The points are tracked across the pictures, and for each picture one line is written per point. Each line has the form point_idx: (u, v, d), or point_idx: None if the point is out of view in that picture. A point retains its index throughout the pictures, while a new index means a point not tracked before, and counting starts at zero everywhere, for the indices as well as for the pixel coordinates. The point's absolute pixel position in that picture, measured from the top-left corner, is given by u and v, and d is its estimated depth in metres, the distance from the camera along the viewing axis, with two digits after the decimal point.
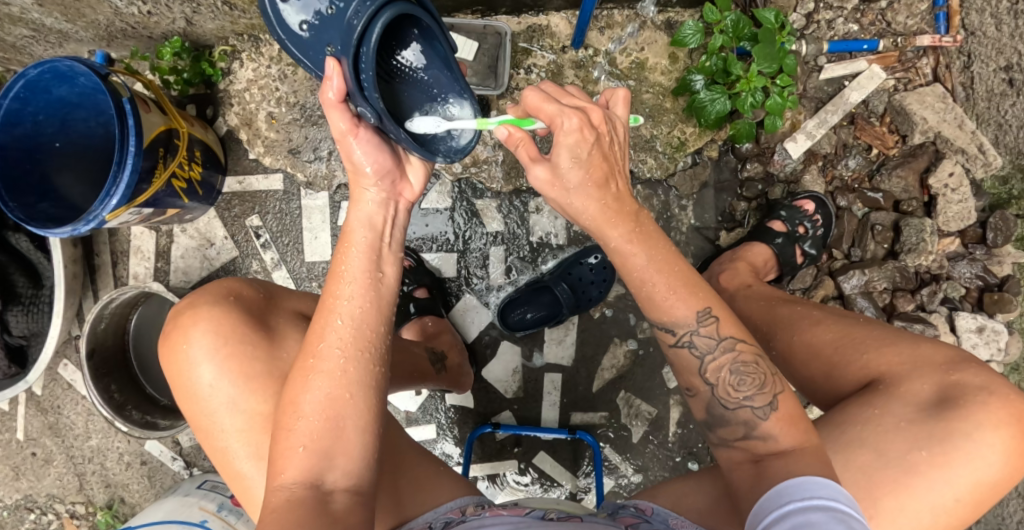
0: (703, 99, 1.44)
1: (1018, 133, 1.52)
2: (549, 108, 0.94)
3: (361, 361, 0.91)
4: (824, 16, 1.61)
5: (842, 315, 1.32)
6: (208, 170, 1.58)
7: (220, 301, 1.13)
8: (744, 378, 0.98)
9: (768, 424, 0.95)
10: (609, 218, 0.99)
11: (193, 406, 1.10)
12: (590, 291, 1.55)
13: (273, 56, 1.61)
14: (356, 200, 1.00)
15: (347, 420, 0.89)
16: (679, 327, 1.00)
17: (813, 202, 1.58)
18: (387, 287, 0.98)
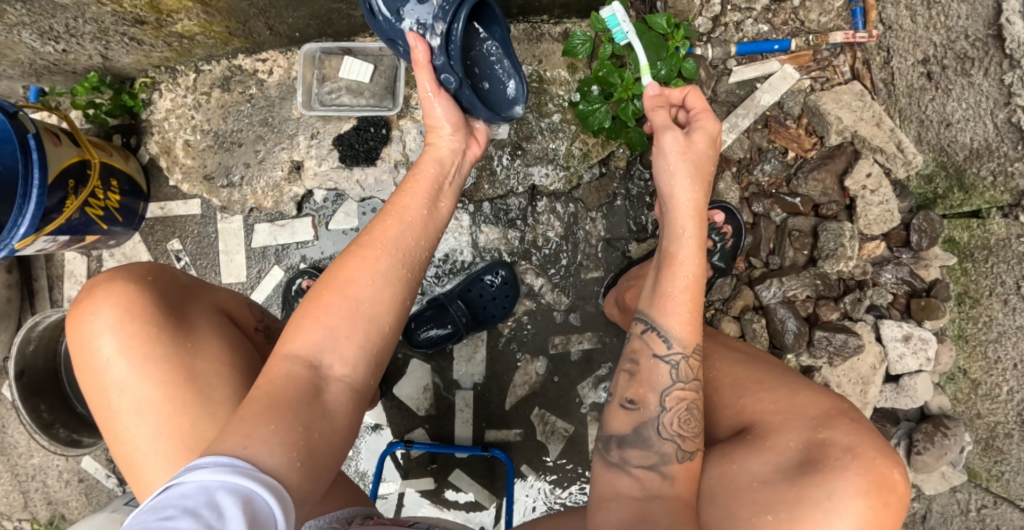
0: (583, 109, 1.47)
1: (939, 128, 1.43)
2: (677, 92, 1.24)
3: (398, 262, 1.05)
4: (731, 18, 1.56)
5: (736, 349, 1.27)
6: (127, 197, 1.65)
7: (136, 280, 1.05)
8: (690, 419, 1.06)
9: (674, 466, 1.04)
10: (696, 211, 1.16)
11: (90, 379, 1.02)
12: (493, 308, 1.55)
13: (188, 86, 1.66)
14: (433, 143, 1.23)
15: (376, 312, 1.01)
16: (676, 346, 1.10)
17: (723, 212, 1.53)
18: (439, 214, 1.17)
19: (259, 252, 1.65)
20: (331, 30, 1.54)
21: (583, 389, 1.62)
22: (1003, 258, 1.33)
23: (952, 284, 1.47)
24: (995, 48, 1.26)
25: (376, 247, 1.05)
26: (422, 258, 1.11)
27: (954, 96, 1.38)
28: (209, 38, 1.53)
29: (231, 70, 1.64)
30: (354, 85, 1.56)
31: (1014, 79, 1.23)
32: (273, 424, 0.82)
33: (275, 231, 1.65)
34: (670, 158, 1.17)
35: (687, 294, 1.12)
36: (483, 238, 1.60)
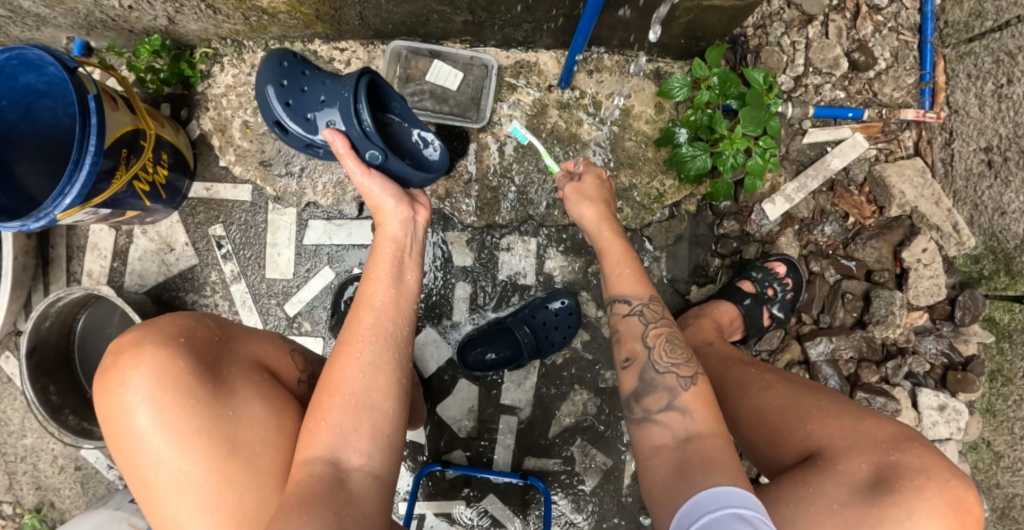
0: (683, 154, 1.43)
1: (993, 215, 1.52)
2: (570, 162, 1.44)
3: (382, 347, 1.07)
4: (811, 80, 1.60)
5: (792, 379, 1.23)
6: (174, 174, 1.53)
7: (166, 342, 0.93)
8: (675, 348, 1.15)
9: (686, 398, 1.08)
10: (600, 218, 1.31)
11: (127, 454, 0.91)
12: (553, 337, 1.52)
13: (255, 64, 1.57)
14: (383, 222, 1.23)
15: (374, 401, 1.01)
16: (635, 299, 1.21)
17: (785, 264, 1.56)
18: (409, 287, 1.18)
19: (310, 249, 1.57)
20: (422, 30, 1.47)
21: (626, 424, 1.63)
22: None
23: (985, 361, 1.56)
24: None
25: (355, 338, 1.06)
26: (404, 335, 1.12)
27: (1013, 188, 1.47)
28: (292, 18, 1.45)
29: (304, 54, 1.56)
30: (437, 91, 1.51)
31: None
32: (305, 514, 0.84)
33: (330, 231, 1.57)
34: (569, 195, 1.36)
35: (624, 265, 1.26)
36: (548, 265, 1.58)
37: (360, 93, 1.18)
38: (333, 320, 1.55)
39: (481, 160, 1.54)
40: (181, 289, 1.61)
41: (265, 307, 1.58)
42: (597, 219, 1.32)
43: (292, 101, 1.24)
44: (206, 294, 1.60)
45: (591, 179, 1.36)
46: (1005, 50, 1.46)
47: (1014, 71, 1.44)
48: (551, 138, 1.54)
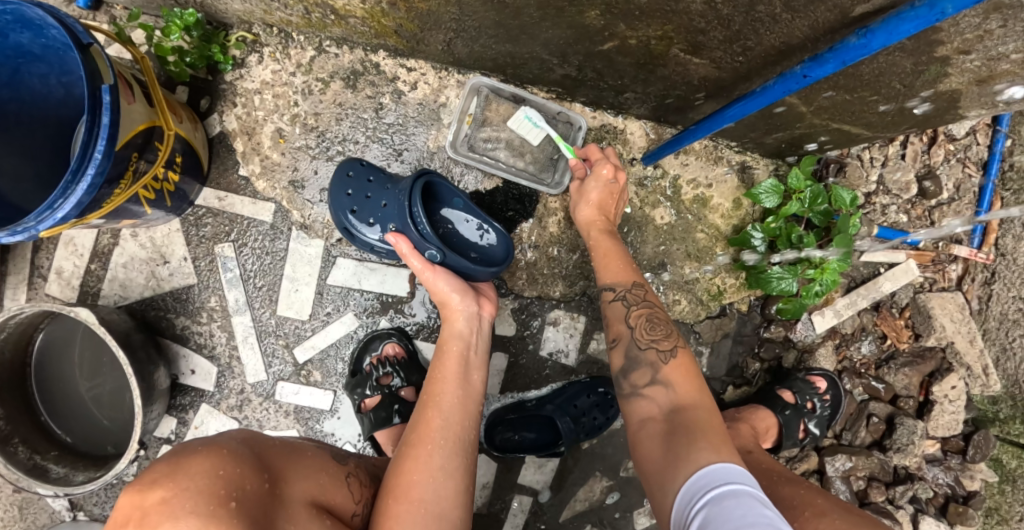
0: (772, 273, 1.38)
1: (1020, 363, 1.56)
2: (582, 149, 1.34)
3: (451, 452, 1.04)
4: (881, 200, 1.60)
5: (850, 511, 1.16)
6: (185, 178, 1.26)
7: (210, 516, 0.70)
8: (654, 326, 1.19)
9: (668, 370, 1.13)
10: (593, 218, 1.30)
11: None
12: (591, 427, 1.41)
13: (301, 63, 1.30)
14: (448, 320, 1.19)
15: (442, 510, 0.97)
16: (618, 285, 1.24)
17: (826, 380, 1.55)
18: (475, 387, 1.15)
19: (336, 291, 1.37)
20: (513, 71, 1.29)
21: (639, 515, 1.56)
22: None
23: (984, 497, 1.60)
24: None
25: (426, 442, 1.03)
26: (470, 438, 1.08)
27: None
28: (363, 25, 1.19)
29: (364, 64, 1.31)
30: (515, 142, 1.33)
31: None
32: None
33: (361, 274, 1.37)
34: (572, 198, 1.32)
35: (619, 254, 1.27)
36: (592, 346, 1.47)
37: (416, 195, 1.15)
38: (350, 380, 1.35)
39: (545, 226, 1.40)
40: (171, 309, 1.37)
41: (269, 347, 1.37)
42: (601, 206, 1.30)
43: (359, 209, 1.25)
44: (200, 320, 1.37)
45: (597, 186, 1.28)
46: None
47: None
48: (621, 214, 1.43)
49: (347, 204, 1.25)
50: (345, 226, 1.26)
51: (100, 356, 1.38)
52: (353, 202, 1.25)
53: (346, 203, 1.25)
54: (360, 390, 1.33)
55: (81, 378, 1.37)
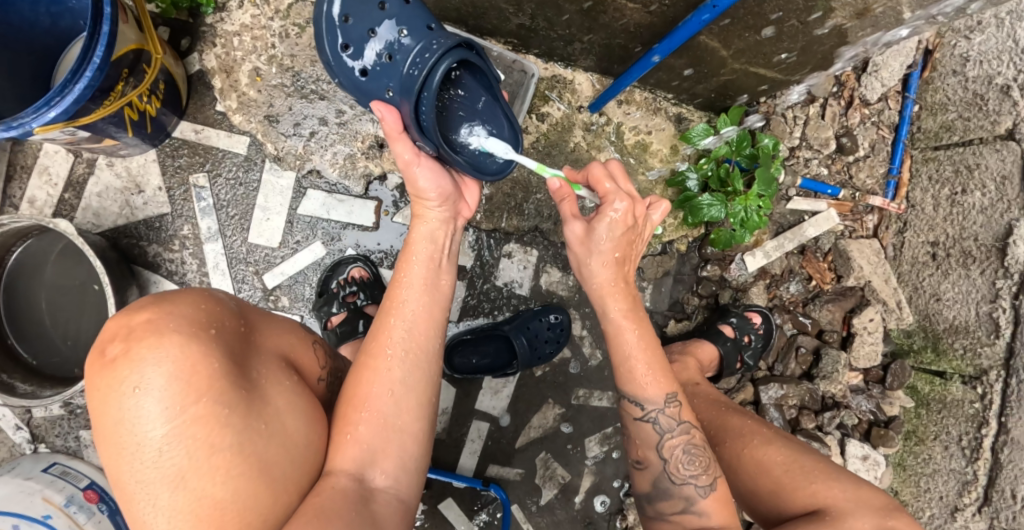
0: (702, 201, 1.50)
1: (929, 299, 1.73)
2: (606, 185, 1.17)
3: (412, 361, 1.07)
4: (803, 154, 1.78)
5: (791, 438, 1.31)
6: (165, 108, 1.36)
7: (194, 334, 0.79)
8: (692, 459, 1.20)
9: (704, 502, 1.18)
10: (614, 291, 1.24)
11: (120, 463, 0.76)
12: (544, 349, 1.52)
13: (279, 9, 1.42)
14: (420, 215, 1.18)
15: (401, 420, 1.02)
16: (648, 404, 1.23)
17: (760, 316, 1.68)
18: (443, 292, 1.17)
19: (305, 221, 1.47)
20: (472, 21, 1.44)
21: (589, 442, 1.67)
22: (955, 414, 1.65)
23: (904, 422, 1.77)
24: (995, 257, 1.59)
25: (387, 350, 1.06)
26: (434, 349, 1.11)
27: (950, 279, 1.68)
28: None
29: None
30: None
31: (1005, 286, 1.56)
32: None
33: (330, 205, 1.48)
34: (570, 246, 1.23)
35: (651, 368, 1.23)
36: (544, 278, 1.60)
37: (430, 81, 1.03)
38: (318, 299, 1.45)
39: None
40: (144, 237, 1.44)
41: (239, 273, 1.46)
42: (617, 261, 1.23)
43: (359, 41, 1.09)
44: (172, 248, 1.45)
45: (610, 231, 1.18)
46: (965, 163, 1.67)
47: (968, 183, 1.66)
48: (571, 156, 1.58)
49: (359, 35, 1.09)
50: (337, 45, 1.10)
51: (71, 280, 1.43)
52: (355, 35, 1.09)
53: (355, 32, 1.09)
54: (326, 309, 1.43)
55: (47, 305, 1.42)
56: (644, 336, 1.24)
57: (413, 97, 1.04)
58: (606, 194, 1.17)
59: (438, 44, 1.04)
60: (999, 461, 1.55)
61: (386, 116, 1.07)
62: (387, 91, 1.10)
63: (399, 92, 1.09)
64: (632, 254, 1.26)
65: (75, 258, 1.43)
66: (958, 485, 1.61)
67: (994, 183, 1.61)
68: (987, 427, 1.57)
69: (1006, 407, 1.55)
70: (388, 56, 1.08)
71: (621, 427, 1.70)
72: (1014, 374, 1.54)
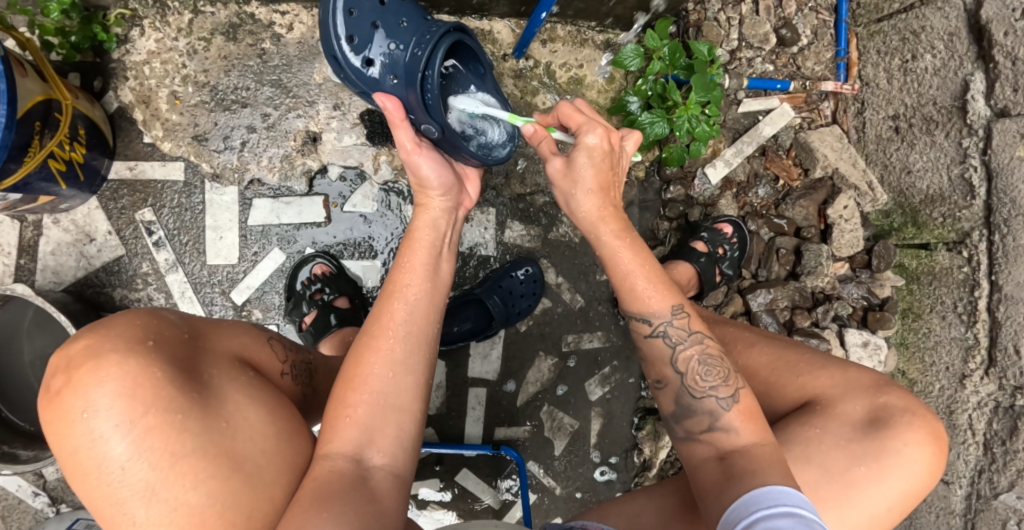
0: (643, 120, 1.48)
1: (900, 174, 1.71)
2: (579, 117, 1.09)
3: (413, 344, 1.03)
4: (745, 54, 1.73)
5: (774, 337, 1.29)
6: (93, 152, 1.34)
7: (130, 350, 0.81)
8: (712, 369, 1.05)
9: (731, 417, 1.00)
10: (604, 215, 1.11)
11: (91, 489, 0.79)
12: (520, 304, 1.53)
13: (181, 28, 1.42)
14: (423, 206, 1.15)
15: (400, 400, 0.98)
16: (656, 318, 1.09)
17: (731, 225, 1.66)
18: (443, 277, 1.13)
19: (257, 231, 1.47)
20: None
21: (590, 385, 1.68)
22: (945, 283, 1.63)
23: (899, 301, 1.77)
24: (957, 117, 1.55)
25: (388, 334, 1.02)
26: (433, 331, 1.07)
27: (917, 149, 1.65)
28: None
29: (240, 16, 1.42)
30: None
31: (971, 143, 1.52)
32: (325, 511, 0.80)
33: (278, 210, 1.47)
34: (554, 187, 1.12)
35: (653, 284, 1.09)
36: (508, 234, 1.59)
37: (436, 54, 1.06)
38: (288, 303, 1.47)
39: None
40: (107, 283, 1.44)
41: (207, 296, 1.47)
42: (601, 185, 1.10)
43: (364, 34, 1.12)
44: (136, 288, 1.44)
45: (588, 161, 1.08)
46: (910, 29, 1.62)
47: (917, 47, 1.61)
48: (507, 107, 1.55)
49: (365, 28, 1.12)
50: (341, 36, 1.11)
51: (48, 341, 1.42)
52: (359, 28, 1.12)
53: (360, 24, 1.12)
54: (298, 310, 1.46)
55: (30, 369, 1.42)
56: (638, 252, 1.11)
57: (418, 75, 1.05)
58: (579, 125, 1.09)
59: (436, 27, 1.08)
60: (996, 319, 1.51)
61: (388, 103, 1.08)
62: (393, 80, 1.11)
63: (403, 79, 1.10)
64: (617, 182, 1.14)
65: (49, 318, 1.42)
66: (962, 352, 1.59)
67: (942, 42, 1.55)
68: (979, 289, 1.54)
69: (994, 266, 1.50)
70: (393, 49, 1.11)
71: (618, 364, 1.70)
72: (995, 231, 1.50)
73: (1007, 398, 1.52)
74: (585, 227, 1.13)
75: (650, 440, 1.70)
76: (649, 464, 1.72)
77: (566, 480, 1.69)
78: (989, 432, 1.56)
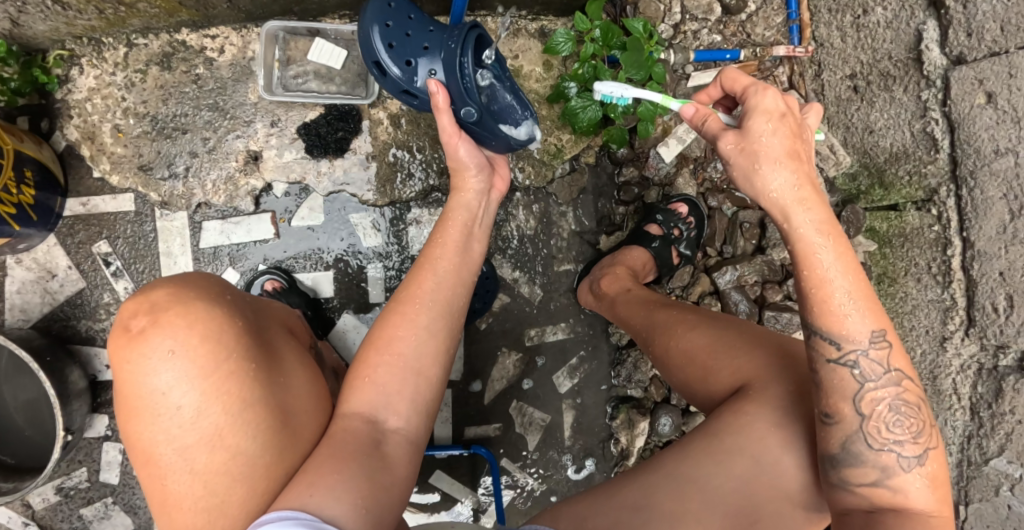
0: (575, 105, 1.46)
1: (863, 134, 1.65)
2: (745, 81, 1.05)
3: (438, 314, 1.09)
4: (690, 27, 1.70)
5: (716, 317, 1.26)
6: (44, 192, 1.39)
7: (215, 304, 0.91)
8: (902, 421, 0.96)
9: (911, 477, 0.95)
10: (803, 196, 0.94)
11: (153, 427, 0.86)
12: (474, 303, 1.58)
13: (117, 62, 1.44)
14: (462, 189, 1.22)
15: (422, 365, 1.05)
16: (849, 343, 0.93)
17: (686, 204, 1.63)
18: (473, 256, 1.20)
19: (209, 253, 1.51)
20: (297, 9, 1.41)
21: (558, 378, 1.67)
22: (917, 244, 1.56)
23: (873, 267, 1.70)
24: (913, 69, 1.48)
25: (415, 301, 1.09)
26: (460, 305, 1.14)
27: (878, 107, 1.59)
28: (152, 7, 1.32)
29: (172, 45, 1.45)
30: (322, 71, 1.46)
31: (930, 96, 1.46)
32: (337, 472, 0.87)
33: (228, 230, 1.50)
34: (733, 167, 0.99)
35: (855, 297, 0.93)
36: None
37: (467, 43, 1.13)
38: None
39: (377, 136, 1.50)
40: (73, 316, 1.49)
41: None
42: (794, 154, 0.96)
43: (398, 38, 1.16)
44: (101, 318, 1.50)
45: (783, 135, 0.96)
46: None
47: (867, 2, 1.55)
48: None
49: (399, 35, 1.16)
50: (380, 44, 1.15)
51: (20, 377, 1.48)
52: (395, 35, 1.16)
53: (396, 31, 1.16)
54: None
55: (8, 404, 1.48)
56: (841, 241, 0.94)
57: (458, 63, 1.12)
58: (747, 87, 1.03)
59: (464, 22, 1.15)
60: (972, 278, 1.44)
61: (436, 90, 1.12)
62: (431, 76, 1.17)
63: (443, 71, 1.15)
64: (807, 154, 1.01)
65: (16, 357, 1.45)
66: (940, 314, 1.52)
67: None
68: (951, 248, 1.47)
69: (964, 222, 1.43)
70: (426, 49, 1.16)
71: (586, 355, 1.68)
72: (962, 185, 1.42)
73: (990, 359, 1.45)
74: (774, 215, 0.97)
75: (625, 428, 1.66)
76: (626, 453, 1.68)
77: (543, 474, 1.68)
78: (975, 396, 1.48)
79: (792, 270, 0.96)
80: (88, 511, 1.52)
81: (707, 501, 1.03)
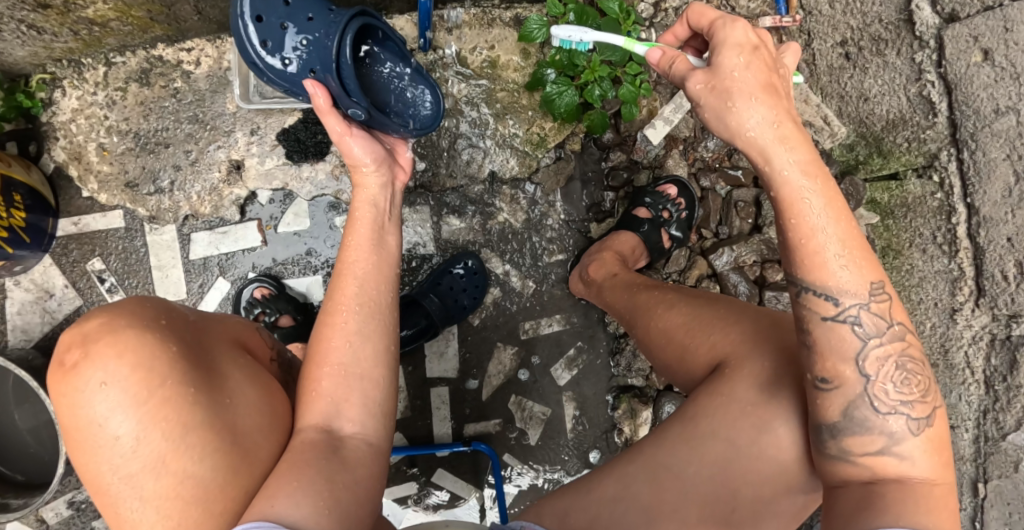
0: (551, 91, 1.43)
1: (858, 102, 1.61)
2: (713, 14, 0.96)
3: (368, 316, 1.06)
4: (670, 3, 1.64)
5: (699, 296, 1.21)
6: (35, 214, 1.41)
7: (147, 328, 0.87)
8: (908, 379, 0.87)
9: (915, 443, 0.86)
10: (785, 135, 0.86)
11: (97, 458, 0.83)
12: (462, 299, 1.54)
13: (98, 81, 1.46)
14: (360, 185, 1.18)
15: (364, 369, 1.02)
16: (846, 297, 0.86)
17: (676, 186, 1.60)
18: (389, 251, 1.16)
19: (199, 264, 1.53)
20: None
21: (556, 370, 1.65)
22: (921, 213, 1.50)
23: (877, 240, 1.62)
24: (906, 30, 1.42)
25: (342, 310, 1.05)
26: (387, 300, 1.11)
27: (871, 73, 1.53)
28: (125, 25, 1.32)
29: (150, 61, 1.46)
30: None
31: (925, 57, 1.39)
32: (295, 480, 0.86)
33: (216, 241, 1.53)
34: (703, 106, 0.90)
35: (847, 248, 0.85)
36: (446, 230, 1.60)
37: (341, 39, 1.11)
38: None
39: None
40: None
41: None
42: (770, 89, 0.88)
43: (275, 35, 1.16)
44: None
45: (757, 68, 0.88)
46: None
47: None
48: None
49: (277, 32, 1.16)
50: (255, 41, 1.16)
51: (27, 396, 1.51)
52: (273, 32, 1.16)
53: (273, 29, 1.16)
54: None
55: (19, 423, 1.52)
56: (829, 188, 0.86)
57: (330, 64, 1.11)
58: (714, 20, 0.95)
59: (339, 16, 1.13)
60: (979, 245, 1.36)
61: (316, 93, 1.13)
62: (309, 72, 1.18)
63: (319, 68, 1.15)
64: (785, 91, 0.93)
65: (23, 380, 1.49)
66: (949, 285, 1.43)
67: None
68: (956, 215, 1.39)
69: (968, 187, 1.36)
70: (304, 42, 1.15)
71: (583, 345, 1.66)
72: (963, 147, 1.36)
73: (1003, 329, 1.35)
74: (753, 159, 0.89)
75: (627, 418, 1.63)
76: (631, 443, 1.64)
77: (545, 470, 1.66)
78: (989, 369, 1.38)
79: (778, 222, 0.87)
80: (99, 523, 1.55)
81: (682, 488, 1.00)
